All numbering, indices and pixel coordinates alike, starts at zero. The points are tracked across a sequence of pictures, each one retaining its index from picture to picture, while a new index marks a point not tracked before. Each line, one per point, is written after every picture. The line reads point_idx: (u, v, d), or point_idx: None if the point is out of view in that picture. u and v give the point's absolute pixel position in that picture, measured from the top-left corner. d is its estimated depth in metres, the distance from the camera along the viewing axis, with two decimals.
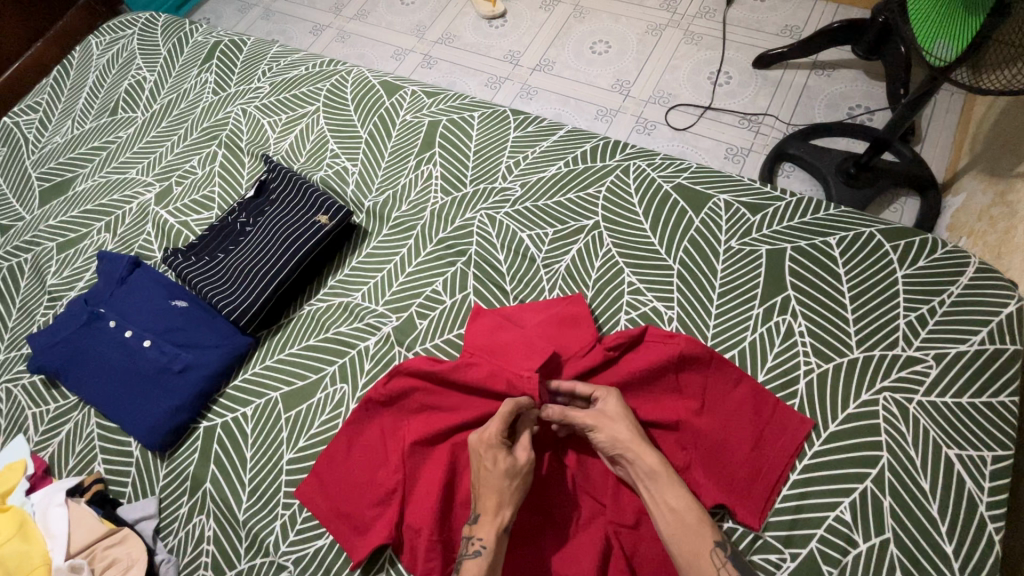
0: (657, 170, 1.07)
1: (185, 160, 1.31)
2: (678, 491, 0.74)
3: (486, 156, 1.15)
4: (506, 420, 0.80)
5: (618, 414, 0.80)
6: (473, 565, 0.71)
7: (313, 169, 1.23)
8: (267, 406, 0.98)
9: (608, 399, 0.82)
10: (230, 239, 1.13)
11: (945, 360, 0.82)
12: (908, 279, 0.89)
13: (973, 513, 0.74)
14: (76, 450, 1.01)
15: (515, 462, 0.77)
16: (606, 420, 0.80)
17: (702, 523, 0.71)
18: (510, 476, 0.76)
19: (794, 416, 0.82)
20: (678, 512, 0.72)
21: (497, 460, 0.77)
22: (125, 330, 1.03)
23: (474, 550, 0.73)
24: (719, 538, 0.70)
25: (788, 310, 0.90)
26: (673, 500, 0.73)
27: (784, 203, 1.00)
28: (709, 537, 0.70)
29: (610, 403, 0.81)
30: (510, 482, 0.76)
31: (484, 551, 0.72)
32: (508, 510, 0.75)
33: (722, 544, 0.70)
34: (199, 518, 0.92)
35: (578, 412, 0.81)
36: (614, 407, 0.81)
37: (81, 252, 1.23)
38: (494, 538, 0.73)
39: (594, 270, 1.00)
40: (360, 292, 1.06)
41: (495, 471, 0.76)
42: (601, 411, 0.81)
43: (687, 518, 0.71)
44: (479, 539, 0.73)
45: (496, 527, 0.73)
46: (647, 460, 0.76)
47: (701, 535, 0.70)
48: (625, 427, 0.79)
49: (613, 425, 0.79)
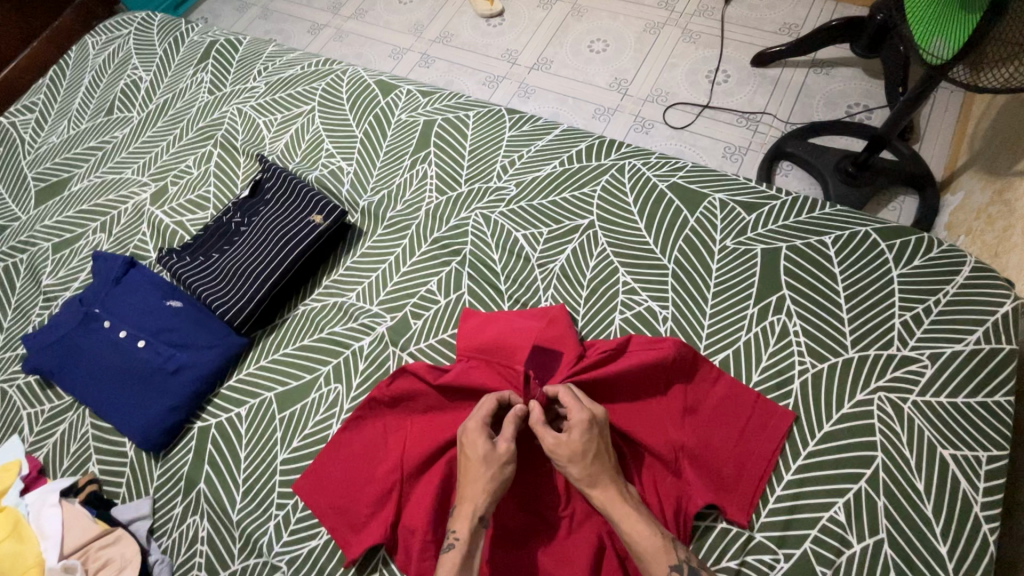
0: (652, 170, 1.07)
1: (180, 159, 1.31)
2: (636, 521, 0.70)
3: (481, 155, 1.15)
4: (488, 411, 0.80)
5: (575, 450, 0.74)
6: (450, 558, 0.70)
7: (309, 168, 1.22)
8: (261, 406, 0.98)
9: (574, 426, 0.75)
10: (224, 239, 1.13)
11: (940, 359, 0.82)
12: (904, 279, 0.88)
13: (968, 514, 0.73)
14: (71, 450, 1.01)
15: (493, 455, 0.75)
16: (564, 456, 0.74)
17: (658, 550, 0.68)
18: (487, 470, 0.74)
19: (777, 409, 0.82)
20: (635, 545, 0.69)
21: (476, 448, 0.76)
22: (120, 331, 1.03)
23: (448, 543, 0.72)
24: (676, 561, 0.67)
25: (783, 310, 0.90)
26: (632, 532, 0.69)
27: (780, 202, 1.00)
28: (665, 562, 0.67)
29: (573, 432, 0.75)
30: (485, 474, 0.74)
31: (458, 543, 0.71)
32: (483, 500, 0.73)
33: (679, 567, 0.67)
34: (193, 519, 0.92)
35: (545, 431, 0.76)
36: (574, 442, 0.74)
37: (76, 252, 1.23)
38: (468, 531, 0.71)
39: (589, 270, 1.00)
40: (355, 292, 1.06)
41: (474, 463, 0.75)
42: (561, 441, 0.75)
43: (642, 549, 0.69)
44: (453, 531, 0.72)
45: (470, 519, 0.72)
46: (598, 497, 0.72)
47: (657, 563, 0.67)
48: (581, 466, 0.73)
49: (570, 462, 0.74)
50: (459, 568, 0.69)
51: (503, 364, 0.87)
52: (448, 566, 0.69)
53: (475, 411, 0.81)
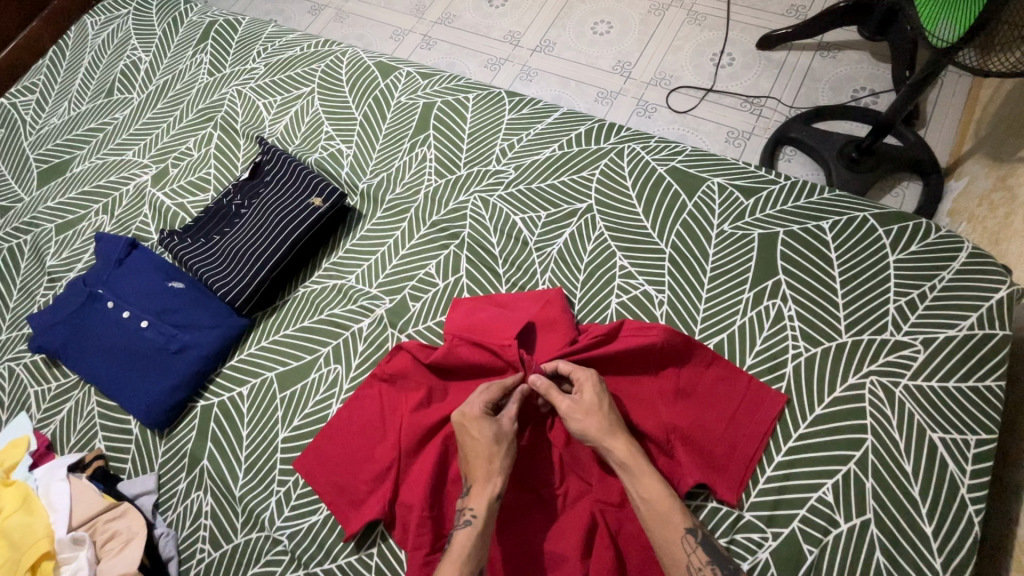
0: (651, 154, 1.07)
1: (181, 141, 1.31)
2: (651, 479, 0.73)
3: (481, 138, 1.15)
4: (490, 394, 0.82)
5: (592, 403, 0.78)
6: (464, 536, 0.72)
7: (309, 150, 1.23)
8: (262, 386, 1.00)
9: (584, 384, 0.80)
10: (225, 221, 1.14)
11: (933, 345, 0.82)
12: (900, 264, 0.89)
13: (954, 495, 0.75)
14: (77, 427, 1.04)
15: (502, 434, 0.78)
16: (582, 411, 0.77)
17: (672, 511, 0.71)
18: (498, 448, 0.77)
19: (769, 391, 0.84)
20: (650, 502, 0.72)
21: (481, 432, 0.78)
22: (122, 311, 1.05)
23: (464, 520, 0.74)
24: (690, 524, 0.70)
25: (779, 294, 0.90)
26: (647, 489, 0.72)
27: (778, 187, 0.99)
28: (678, 524, 0.70)
29: (585, 391, 0.79)
30: (498, 453, 0.77)
31: (475, 520, 0.73)
32: (498, 480, 0.76)
33: (692, 530, 0.70)
34: (197, 494, 0.94)
35: (559, 395, 0.80)
36: (589, 398, 0.78)
37: (79, 233, 1.24)
38: (485, 508, 0.74)
39: (586, 254, 1.00)
40: (354, 274, 1.07)
41: (483, 446, 0.77)
42: (577, 402, 0.78)
43: (657, 508, 0.71)
44: (470, 510, 0.74)
45: (486, 499, 0.74)
46: (615, 450, 0.75)
47: (670, 523, 0.70)
48: (598, 418, 0.77)
49: (586, 416, 0.77)
50: (474, 544, 0.72)
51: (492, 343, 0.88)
52: (463, 541, 0.72)
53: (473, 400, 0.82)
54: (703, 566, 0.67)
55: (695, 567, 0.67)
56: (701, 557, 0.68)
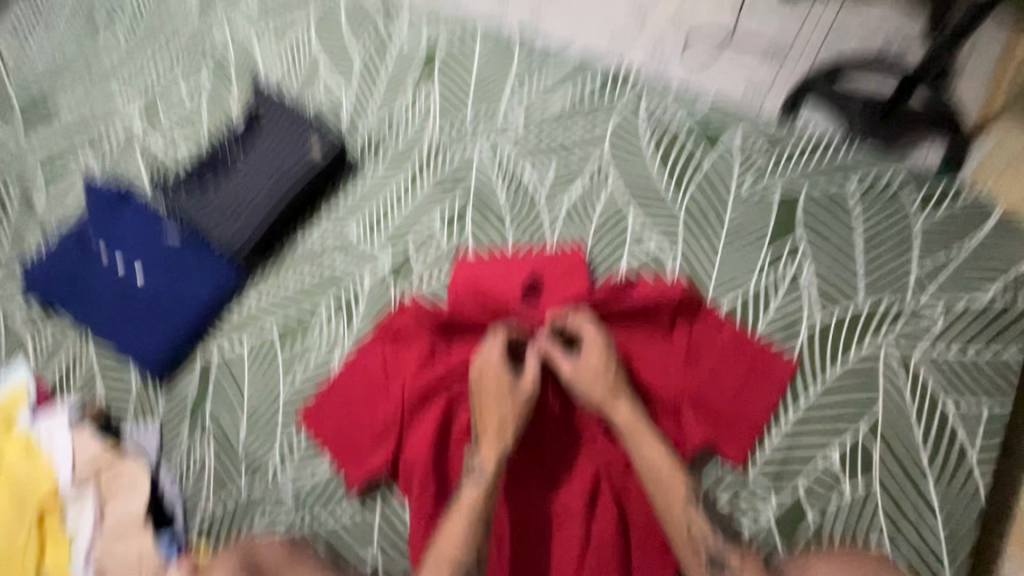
0: (669, 105, 1.01)
1: (172, 84, 1.24)
2: (654, 447, 0.74)
3: (488, 86, 1.09)
4: (502, 348, 0.81)
5: (596, 368, 0.78)
6: (472, 487, 0.75)
7: (307, 96, 1.16)
8: (264, 340, 0.98)
9: (590, 348, 0.79)
10: (219, 169, 1.09)
11: (953, 312, 0.80)
12: (926, 228, 0.85)
13: (961, 462, 0.75)
14: (76, 377, 1.02)
15: (519, 394, 0.79)
16: (586, 377, 0.78)
17: (674, 476, 0.73)
18: (509, 403, 0.79)
19: (780, 355, 0.82)
20: (650, 466, 0.74)
21: (491, 384, 0.79)
22: (119, 262, 1.02)
23: (473, 472, 0.77)
24: (691, 493, 0.73)
25: (796, 257, 0.87)
26: (650, 457, 0.74)
27: (802, 143, 0.94)
28: (681, 492, 0.73)
29: (591, 353, 0.79)
30: (507, 407, 0.78)
31: (482, 477, 0.76)
32: (509, 435, 0.78)
33: (691, 496, 0.73)
34: (200, 447, 0.94)
35: (562, 358, 0.80)
36: (592, 362, 0.78)
37: (70, 180, 1.19)
38: (495, 463, 0.76)
39: (597, 211, 0.96)
40: (356, 228, 1.03)
41: (495, 399, 0.79)
42: (579, 367, 0.78)
43: (659, 473, 0.73)
44: (477, 466, 0.77)
45: (494, 457, 0.76)
46: (619, 416, 0.76)
47: (670, 486, 0.73)
48: (603, 382, 0.77)
49: (590, 382, 0.78)
50: (482, 500, 0.74)
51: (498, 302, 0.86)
52: (471, 497, 0.75)
53: (487, 350, 0.82)
54: (704, 533, 0.72)
55: (696, 534, 0.71)
56: (702, 526, 0.72)
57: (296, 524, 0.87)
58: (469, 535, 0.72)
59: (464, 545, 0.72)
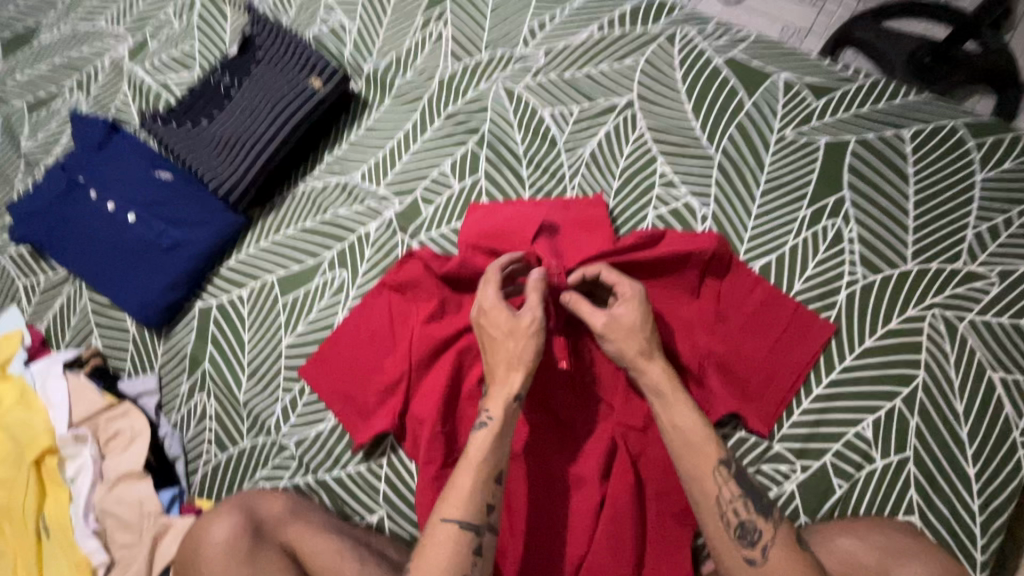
0: (708, 40, 0.90)
1: (159, 8, 1.13)
2: (686, 408, 0.67)
3: (506, 15, 0.98)
4: (496, 282, 0.74)
5: (633, 323, 0.70)
6: (482, 437, 0.66)
7: (306, 24, 1.06)
8: (263, 289, 0.93)
9: (626, 299, 0.71)
10: (212, 103, 1.00)
11: (1010, 278, 0.73)
12: (988, 184, 0.77)
13: (1005, 438, 0.70)
14: (72, 323, 0.99)
15: (517, 326, 0.70)
16: (620, 331, 0.70)
17: (707, 442, 0.66)
18: (515, 342, 0.70)
19: (816, 319, 0.76)
20: (682, 431, 0.66)
21: (498, 321, 0.71)
22: (107, 203, 0.95)
23: (481, 422, 0.68)
24: (724, 457, 0.66)
25: (841, 214, 0.80)
26: (680, 418, 0.67)
27: (856, 86, 0.84)
28: (713, 456, 0.65)
29: (626, 305, 0.71)
30: (518, 347, 0.69)
31: (491, 422, 0.67)
32: (518, 376, 0.69)
33: (725, 463, 0.65)
34: (200, 396, 0.91)
35: (592, 312, 0.71)
36: (630, 316, 0.70)
37: (55, 113, 1.11)
38: (504, 411, 0.68)
39: (622, 158, 0.88)
40: (360, 172, 0.95)
41: (501, 338, 0.70)
42: (615, 319, 0.70)
43: (691, 438, 0.66)
44: (486, 412, 0.68)
45: (505, 400, 0.68)
46: (651, 375, 0.69)
47: (704, 453, 0.65)
48: (638, 338, 0.69)
49: (625, 337, 0.70)
50: (492, 446, 0.66)
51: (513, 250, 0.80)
52: (480, 443, 0.66)
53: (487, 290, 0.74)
54: (735, 499, 0.63)
55: (726, 499, 0.63)
56: (733, 490, 0.64)
57: (298, 478, 0.85)
58: (477, 484, 0.64)
59: (472, 497, 0.63)
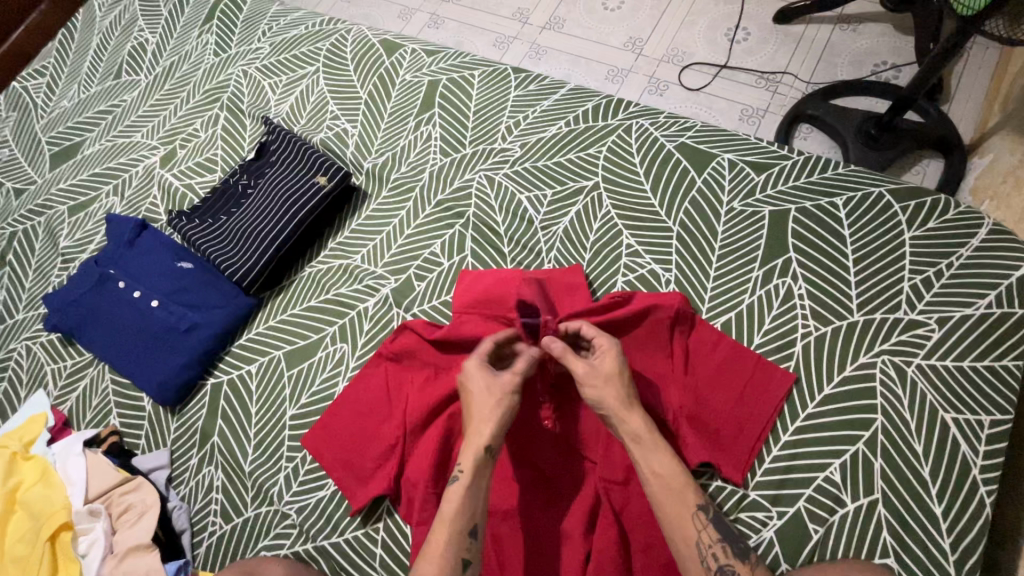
0: (660, 130, 1.04)
1: (188, 123, 1.31)
2: (665, 455, 0.72)
3: (486, 117, 1.13)
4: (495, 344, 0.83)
5: (611, 370, 0.77)
6: (455, 490, 0.72)
7: (314, 130, 1.22)
8: (271, 364, 1.01)
9: (605, 351, 0.79)
10: (231, 201, 1.14)
11: (948, 324, 0.80)
12: (916, 242, 0.86)
13: (965, 477, 0.73)
14: (93, 404, 1.06)
15: (496, 383, 0.78)
16: (600, 379, 0.77)
17: (686, 488, 0.70)
18: (491, 397, 0.77)
19: (777, 370, 0.82)
20: (663, 477, 0.70)
21: (478, 381, 0.78)
22: (134, 291, 1.06)
23: (454, 476, 0.74)
24: (701, 502, 0.70)
25: (789, 273, 0.89)
26: (660, 464, 0.71)
27: (792, 162, 0.97)
28: (691, 501, 0.69)
29: (606, 357, 0.79)
30: (490, 403, 0.76)
31: (463, 476, 0.73)
32: (488, 429, 0.74)
33: (704, 508, 0.69)
34: (208, 469, 0.96)
35: (576, 359, 0.79)
36: (607, 365, 0.78)
37: (91, 215, 1.25)
38: (472, 462, 0.73)
39: (592, 232, 0.99)
40: (360, 254, 1.07)
41: (476, 395, 0.77)
42: (595, 368, 0.78)
43: (671, 484, 0.70)
44: (458, 466, 0.73)
45: (475, 451, 0.73)
46: (632, 423, 0.74)
47: (683, 499, 0.69)
48: (616, 388, 0.76)
49: (604, 385, 0.76)
50: (462, 501, 0.71)
51: (502, 314, 0.90)
52: (453, 499, 0.71)
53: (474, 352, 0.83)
54: (714, 544, 0.67)
55: (705, 544, 0.67)
56: (712, 535, 0.68)
57: (298, 547, 0.88)
58: (449, 540, 0.68)
59: (446, 553, 0.67)
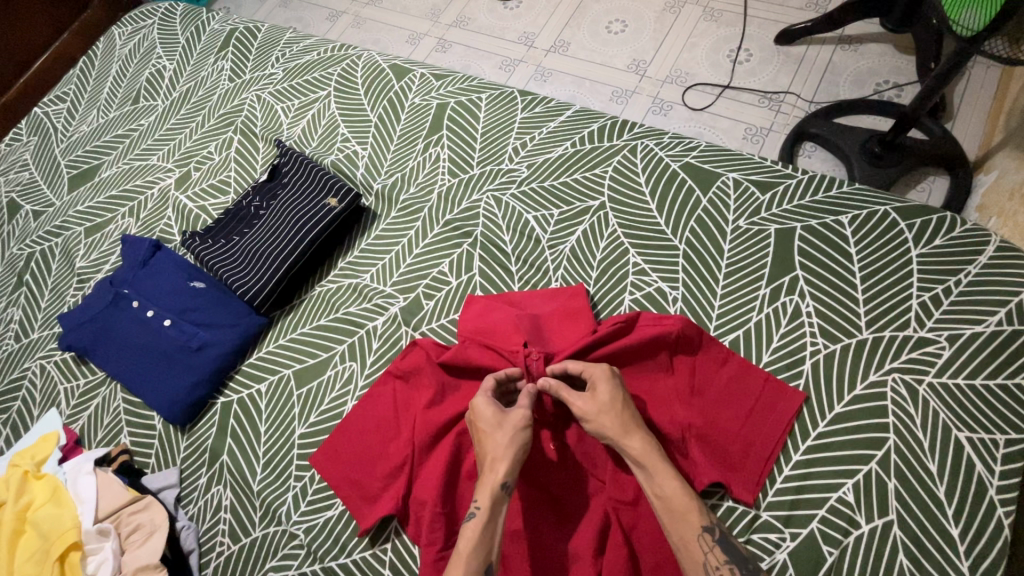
0: (665, 150, 1.06)
1: (203, 145, 1.34)
2: (668, 477, 0.71)
3: (493, 138, 1.15)
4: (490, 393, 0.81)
5: (604, 403, 0.76)
6: (471, 527, 0.71)
7: (325, 152, 1.25)
8: (280, 383, 1.01)
9: (598, 383, 0.79)
10: (245, 222, 1.16)
11: (959, 342, 0.80)
12: (923, 259, 0.86)
13: (982, 497, 0.72)
14: (104, 423, 1.07)
15: (506, 421, 0.77)
16: (595, 410, 0.76)
17: (690, 509, 0.69)
18: (500, 436, 0.76)
19: (787, 389, 0.82)
20: (666, 499, 0.70)
21: (485, 420, 0.78)
22: (147, 311, 1.08)
23: (469, 513, 0.73)
24: (707, 522, 0.69)
25: (796, 291, 0.89)
26: (663, 487, 0.71)
27: (796, 181, 0.97)
28: (696, 522, 0.68)
29: (598, 388, 0.78)
30: (500, 439, 0.76)
31: (479, 512, 0.72)
32: (503, 466, 0.74)
33: (710, 529, 0.68)
34: (217, 489, 0.96)
35: (571, 395, 0.79)
36: (602, 396, 0.77)
37: (107, 236, 1.28)
38: (489, 499, 0.72)
39: (599, 251, 1.00)
40: (369, 273, 1.08)
41: (488, 434, 0.77)
42: (589, 401, 0.77)
43: (675, 506, 0.69)
44: (474, 503, 0.72)
45: (491, 489, 0.72)
46: (632, 448, 0.73)
47: (688, 521, 0.68)
48: (612, 417, 0.75)
49: (600, 415, 0.76)
50: (479, 538, 0.70)
51: (505, 341, 0.90)
52: (469, 536, 0.70)
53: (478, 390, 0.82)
54: (722, 565, 0.66)
55: (713, 565, 0.65)
56: (720, 556, 0.66)
57: (305, 567, 0.87)
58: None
59: None
